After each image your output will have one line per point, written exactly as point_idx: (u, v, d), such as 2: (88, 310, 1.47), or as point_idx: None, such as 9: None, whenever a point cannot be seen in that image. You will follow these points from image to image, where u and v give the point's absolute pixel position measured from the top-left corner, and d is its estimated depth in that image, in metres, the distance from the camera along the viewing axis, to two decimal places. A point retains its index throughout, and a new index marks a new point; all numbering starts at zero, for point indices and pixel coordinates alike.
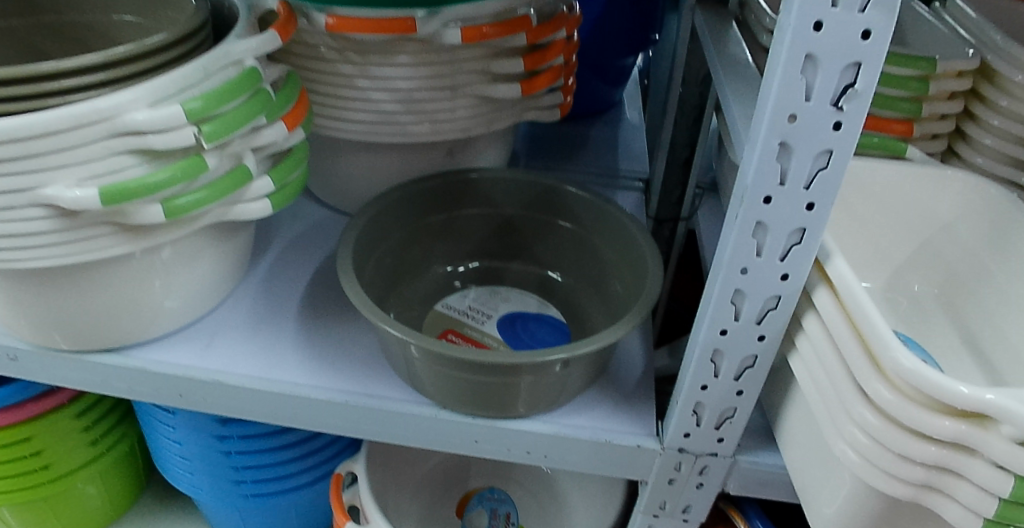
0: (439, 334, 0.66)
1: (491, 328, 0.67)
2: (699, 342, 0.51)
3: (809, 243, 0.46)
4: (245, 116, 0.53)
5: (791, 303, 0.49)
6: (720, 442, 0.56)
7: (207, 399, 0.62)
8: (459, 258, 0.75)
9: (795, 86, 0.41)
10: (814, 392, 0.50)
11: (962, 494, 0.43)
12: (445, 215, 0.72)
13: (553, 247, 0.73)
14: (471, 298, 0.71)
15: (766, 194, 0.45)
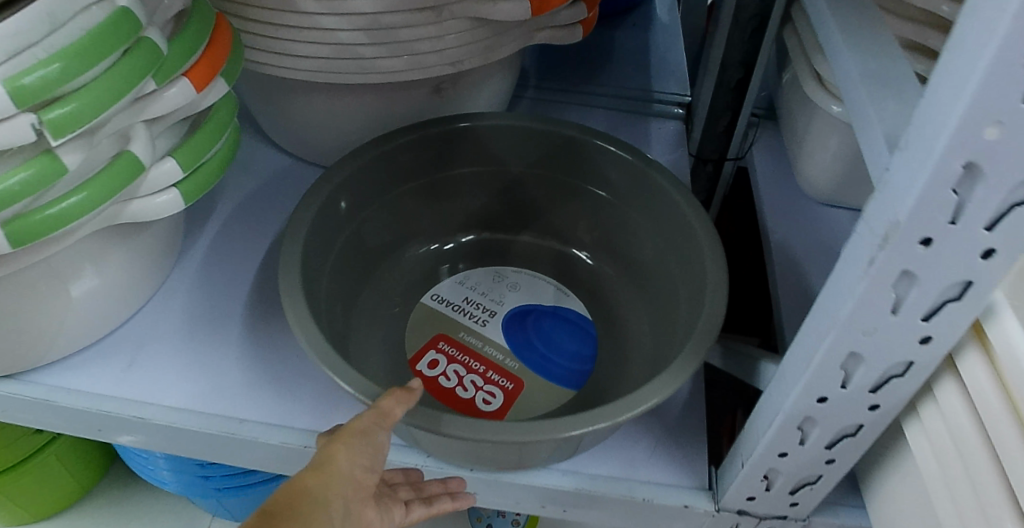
0: (428, 342, 0.55)
1: (494, 331, 0.55)
2: (783, 409, 0.36)
3: (973, 301, 0.30)
4: (120, 87, 0.35)
5: (927, 370, 0.33)
6: (793, 506, 0.43)
7: (133, 434, 0.49)
8: (454, 229, 0.62)
9: (1015, 77, 0.23)
10: (937, 477, 0.37)
11: None
12: (438, 178, 0.58)
13: (572, 217, 0.60)
14: (469, 285, 0.58)
15: (925, 236, 0.28)
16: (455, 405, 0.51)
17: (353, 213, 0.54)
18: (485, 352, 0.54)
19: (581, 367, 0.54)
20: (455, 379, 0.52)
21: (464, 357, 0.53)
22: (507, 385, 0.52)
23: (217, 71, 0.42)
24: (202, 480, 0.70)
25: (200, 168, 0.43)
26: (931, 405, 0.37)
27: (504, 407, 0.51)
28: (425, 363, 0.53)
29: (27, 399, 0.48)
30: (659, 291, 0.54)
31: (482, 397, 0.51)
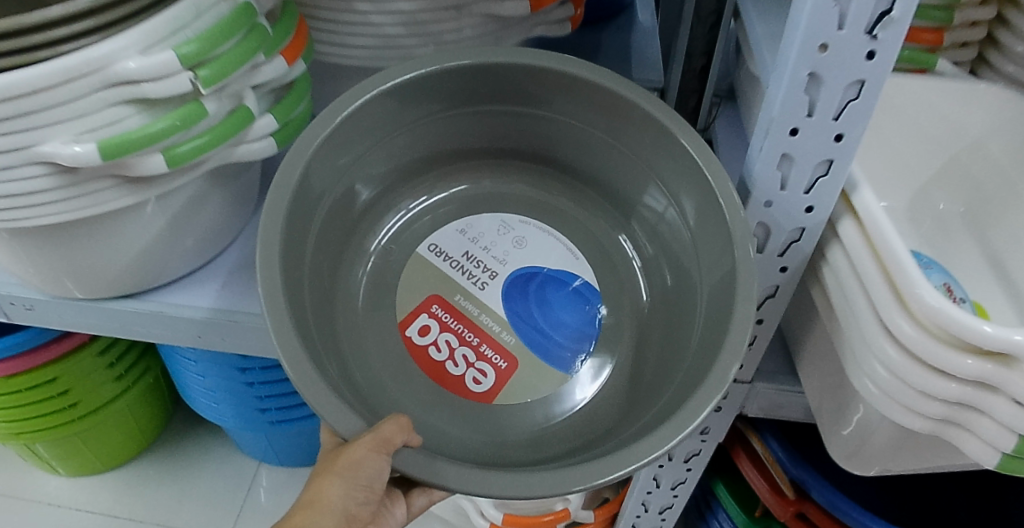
0: (423, 303, 0.58)
1: (493, 294, 0.58)
2: None
3: (836, 174, 0.44)
4: (245, 55, 0.50)
5: (814, 236, 0.48)
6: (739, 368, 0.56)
7: (227, 337, 0.63)
8: (465, 168, 0.64)
9: (829, 13, 0.37)
10: (832, 323, 0.50)
11: (981, 429, 0.43)
12: (450, 117, 0.59)
13: (582, 163, 0.61)
14: (470, 235, 0.61)
15: (793, 126, 0.42)
16: (443, 378, 0.56)
17: (351, 162, 0.56)
18: (480, 321, 0.58)
19: (572, 341, 0.58)
20: (446, 351, 0.57)
21: (457, 326, 0.57)
22: (500, 364, 0.57)
23: (299, 52, 0.56)
24: (260, 413, 0.83)
25: (286, 125, 0.58)
26: (826, 269, 0.50)
27: (494, 386, 0.56)
28: (417, 329, 0.58)
29: (147, 310, 0.61)
30: (684, 271, 0.56)
31: (471, 375, 0.57)
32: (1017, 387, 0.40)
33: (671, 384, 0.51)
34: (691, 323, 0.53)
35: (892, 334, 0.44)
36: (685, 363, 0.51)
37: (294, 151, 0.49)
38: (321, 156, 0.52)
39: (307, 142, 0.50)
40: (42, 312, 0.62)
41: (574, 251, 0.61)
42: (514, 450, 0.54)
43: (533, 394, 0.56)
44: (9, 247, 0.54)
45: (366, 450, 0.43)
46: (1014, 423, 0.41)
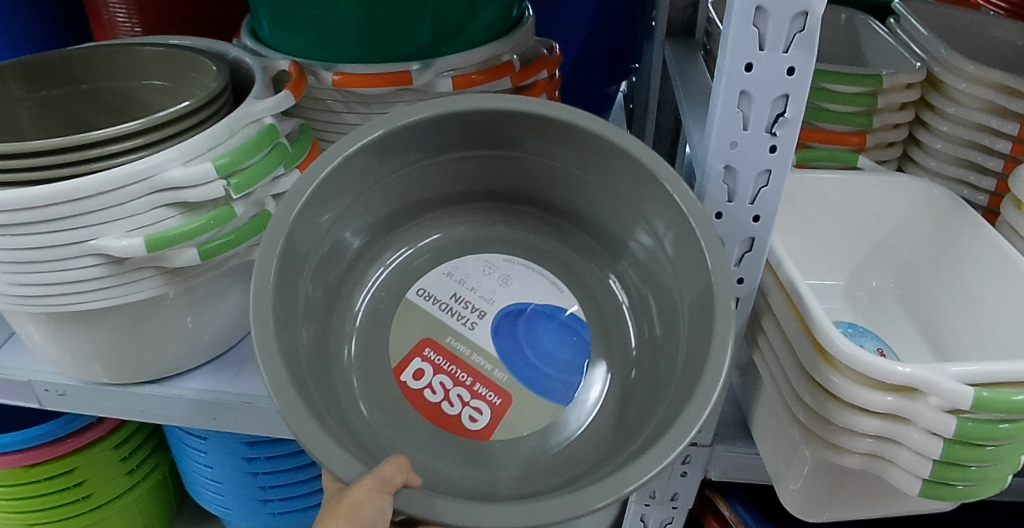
0: (414, 348, 0.59)
1: (482, 335, 0.59)
2: None
3: (758, 250, 0.55)
4: (266, 168, 0.60)
5: (748, 302, 0.57)
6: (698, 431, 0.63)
7: (239, 418, 0.70)
8: (449, 213, 0.64)
9: (735, 118, 0.49)
10: (771, 381, 0.59)
11: (903, 460, 0.51)
12: (434, 164, 0.59)
13: (563, 201, 0.62)
14: (456, 277, 0.62)
15: (718, 210, 0.53)
16: (436, 416, 0.57)
17: (338, 213, 0.56)
18: (472, 360, 0.58)
19: (563, 372, 0.59)
20: (440, 393, 0.58)
21: (450, 368, 0.58)
22: (494, 400, 0.57)
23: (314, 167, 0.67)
24: (262, 505, 0.87)
25: None
26: (762, 336, 0.59)
27: (491, 423, 0.57)
28: (410, 373, 0.58)
29: (168, 394, 0.68)
30: (665, 296, 0.57)
31: (468, 414, 0.57)
32: (923, 417, 0.48)
33: (658, 407, 0.52)
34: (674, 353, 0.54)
35: (813, 380, 0.53)
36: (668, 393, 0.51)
37: (287, 198, 0.50)
38: (314, 213, 0.53)
39: (301, 189, 0.50)
40: (72, 398, 0.69)
41: (558, 291, 0.62)
42: (507, 485, 0.54)
43: (528, 428, 0.57)
44: (55, 334, 0.62)
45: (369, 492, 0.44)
46: (926, 449, 0.49)
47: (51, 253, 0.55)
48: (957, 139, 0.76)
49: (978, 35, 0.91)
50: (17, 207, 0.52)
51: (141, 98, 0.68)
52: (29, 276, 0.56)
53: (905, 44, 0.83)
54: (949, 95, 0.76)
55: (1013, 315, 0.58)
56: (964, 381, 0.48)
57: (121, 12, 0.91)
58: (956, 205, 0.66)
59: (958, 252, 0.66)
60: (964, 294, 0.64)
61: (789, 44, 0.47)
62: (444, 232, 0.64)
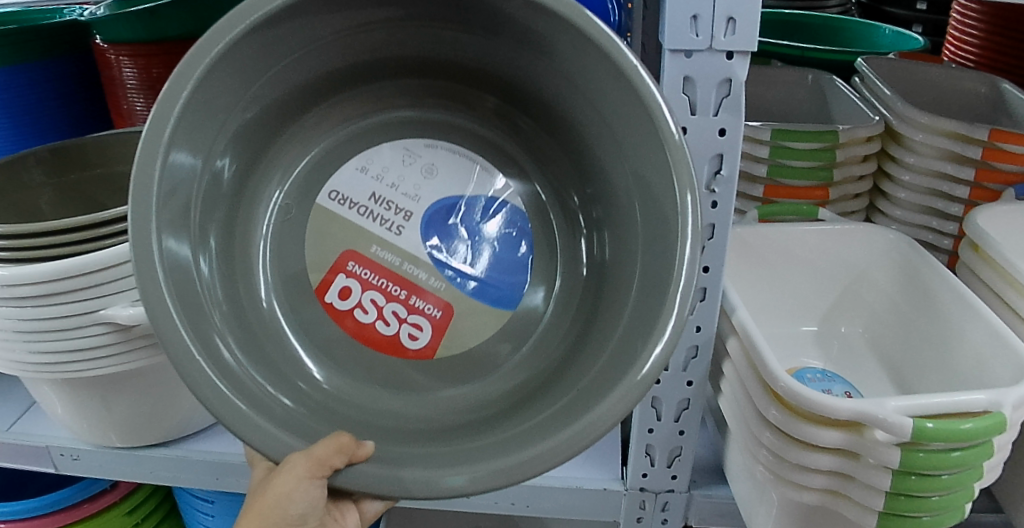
0: (337, 261, 0.52)
1: (412, 238, 0.52)
2: None
3: (710, 298, 0.58)
4: None
5: (707, 349, 0.61)
6: (674, 478, 0.67)
7: (240, 478, 0.73)
8: (358, 94, 0.53)
9: None
10: (735, 424, 0.62)
11: (857, 494, 0.55)
12: (331, 40, 0.48)
13: (526, 83, 0.51)
14: (372, 171, 0.52)
15: None
16: (354, 329, 0.52)
17: (222, 139, 0.46)
18: (403, 270, 0.51)
19: (516, 278, 0.53)
20: (373, 311, 0.52)
21: (380, 282, 0.52)
22: (435, 312, 0.52)
23: None
24: None
25: None
26: (727, 377, 0.63)
27: (433, 338, 0.52)
28: (336, 293, 0.52)
29: (174, 456, 0.72)
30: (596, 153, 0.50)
31: (406, 331, 0.52)
32: (872, 451, 0.51)
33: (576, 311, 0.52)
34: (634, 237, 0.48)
35: (770, 423, 0.56)
36: (625, 319, 0.47)
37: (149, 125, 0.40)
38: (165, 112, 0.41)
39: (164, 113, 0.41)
40: (85, 461, 0.73)
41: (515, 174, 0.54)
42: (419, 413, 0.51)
43: (476, 336, 0.52)
44: (71, 400, 0.67)
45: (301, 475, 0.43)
46: (876, 483, 0.52)
47: (64, 323, 0.60)
48: (916, 188, 0.80)
49: (940, 86, 0.95)
50: (34, 282, 0.58)
51: None
52: (46, 345, 0.61)
53: (869, 102, 0.86)
54: (909, 145, 0.80)
55: (965, 353, 0.62)
56: (907, 414, 0.50)
57: (140, 101, 1.00)
58: (913, 249, 0.71)
59: (916, 295, 0.69)
60: (927, 333, 0.67)
61: (718, 108, 0.51)
62: (365, 110, 0.53)
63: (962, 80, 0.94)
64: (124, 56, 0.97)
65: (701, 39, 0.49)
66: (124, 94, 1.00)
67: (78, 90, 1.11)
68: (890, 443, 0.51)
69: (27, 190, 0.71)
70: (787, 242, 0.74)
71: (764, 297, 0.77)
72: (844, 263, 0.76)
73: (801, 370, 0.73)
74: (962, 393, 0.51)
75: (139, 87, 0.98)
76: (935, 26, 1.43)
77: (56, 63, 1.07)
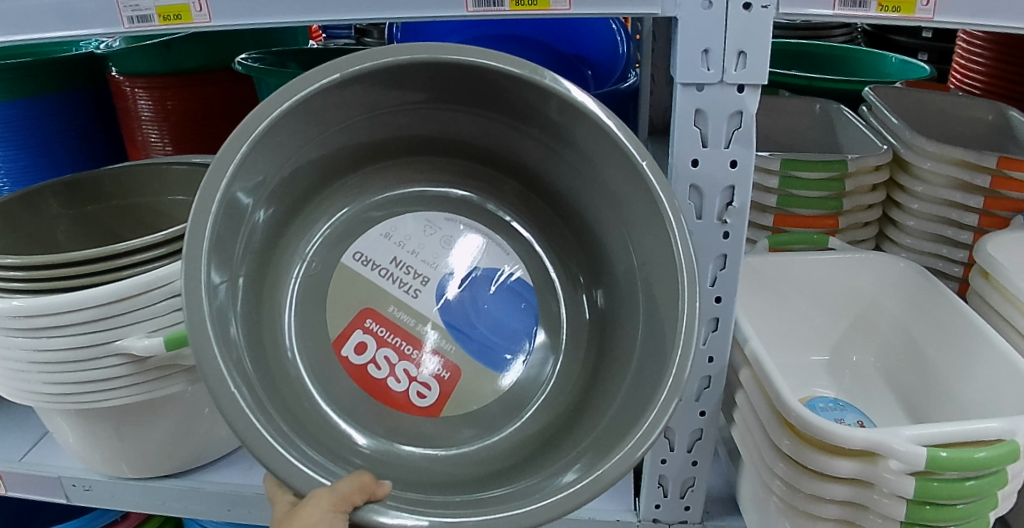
0: (354, 320, 0.55)
1: (426, 301, 0.55)
2: None
3: (722, 328, 0.58)
4: None
5: (720, 380, 0.61)
6: (688, 510, 0.66)
7: (252, 510, 0.72)
8: (384, 168, 0.58)
9: (687, 208, 0.54)
10: (748, 453, 0.62)
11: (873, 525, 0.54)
12: (370, 117, 0.52)
13: (534, 158, 0.56)
14: (394, 238, 0.56)
15: None
16: (365, 383, 0.54)
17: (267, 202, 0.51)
18: (416, 331, 0.54)
19: (515, 347, 0.56)
20: (386, 368, 0.54)
21: (395, 341, 0.54)
22: (442, 374, 0.54)
23: None
24: None
25: None
26: (739, 406, 0.63)
27: (439, 401, 0.54)
28: (351, 347, 0.54)
29: (186, 486, 0.72)
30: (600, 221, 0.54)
31: (415, 390, 0.54)
32: (886, 481, 0.51)
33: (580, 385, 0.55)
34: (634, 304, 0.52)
35: (783, 453, 0.56)
36: (628, 380, 0.50)
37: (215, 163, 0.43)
38: (235, 149, 0.43)
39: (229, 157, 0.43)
40: (97, 492, 0.73)
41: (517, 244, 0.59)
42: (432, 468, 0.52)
43: (478, 402, 0.55)
44: (84, 430, 0.67)
45: (325, 511, 0.41)
46: (892, 513, 0.52)
47: (80, 354, 0.61)
48: (925, 215, 0.80)
49: (947, 114, 0.96)
50: (51, 313, 0.58)
51: (166, 211, 0.76)
52: (62, 376, 0.62)
53: (877, 131, 0.87)
54: (917, 173, 0.80)
55: (978, 382, 0.62)
56: (920, 443, 0.50)
57: (154, 133, 1.01)
58: (924, 276, 0.71)
59: (928, 323, 0.69)
60: (938, 361, 0.67)
61: (729, 140, 0.52)
62: (390, 189, 0.58)
63: (969, 108, 0.94)
64: (140, 88, 0.98)
65: (712, 73, 0.49)
66: (140, 125, 1.02)
67: (94, 121, 1.13)
68: (905, 473, 0.51)
69: (44, 222, 0.72)
70: (797, 271, 0.74)
71: (775, 325, 0.77)
72: (854, 291, 0.76)
73: (814, 400, 0.73)
74: (976, 422, 0.51)
75: (154, 118, 1.00)
76: (940, 54, 1.44)
77: (73, 95, 1.09)
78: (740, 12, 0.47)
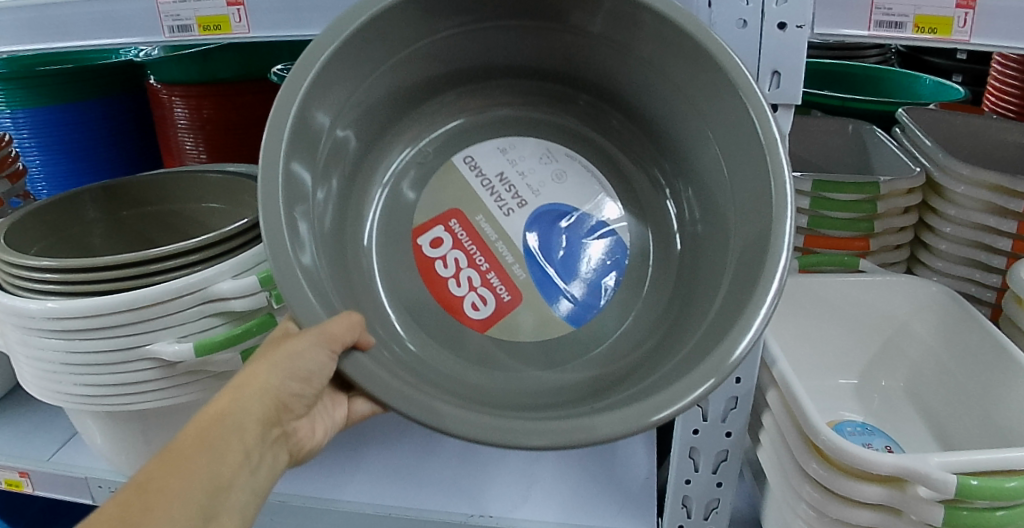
0: (441, 217, 0.55)
1: (515, 224, 0.54)
2: (677, 443, 0.62)
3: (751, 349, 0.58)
4: None
5: (747, 401, 0.60)
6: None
7: (275, 517, 0.72)
8: (488, 85, 0.57)
9: None
10: (774, 476, 0.61)
11: None
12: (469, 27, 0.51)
13: (636, 104, 0.55)
14: (510, 156, 0.56)
15: None
16: (445, 297, 0.55)
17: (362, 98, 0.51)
18: (494, 247, 0.54)
19: (593, 303, 0.54)
20: (452, 268, 0.55)
21: (470, 246, 0.55)
22: (503, 297, 0.54)
23: None
24: None
25: None
26: (768, 421, 0.62)
27: (492, 315, 0.54)
28: (428, 239, 0.55)
29: None
30: (716, 250, 0.50)
31: (471, 299, 0.54)
32: (914, 507, 0.50)
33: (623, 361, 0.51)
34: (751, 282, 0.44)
35: (809, 477, 0.55)
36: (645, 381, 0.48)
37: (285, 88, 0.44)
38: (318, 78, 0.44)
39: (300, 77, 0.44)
40: None
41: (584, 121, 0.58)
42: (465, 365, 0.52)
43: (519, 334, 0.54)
44: (112, 433, 0.69)
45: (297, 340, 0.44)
46: None
47: (112, 356, 0.62)
48: (958, 240, 0.79)
49: (981, 137, 0.94)
50: (84, 315, 0.60)
51: (201, 217, 0.77)
52: (93, 378, 0.63)
53: (910, 154, 0.86)
54: (949, 196, 0.79)
55: (1011, 410, 0.60)
56: (950, 469, 0.49)
57: (190, 140, 1.04)
58: (957, 300, 0.69)
59: (960, 346, 0.68)
60: (969, 386, 0.66)
61: None
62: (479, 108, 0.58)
63: (1003, 131, 0.93)
64: (177, 96, 1.01)
65: None
66: (176, 133, 1.04)
67: (133, 128, 1.16)
68: (935, 502, 0.49)
69: (80, 225, 0.74)
70: (824, 292, 0.74)
71: (801, 348, 0.77)
72: (885, 314, 0.75)
73: (841, 423, 0.72)
74: (1009, 450, 0.49)
75: (190, 126, 1.02)
76: (975, 75, 1.42)
77: (114, 102, 1.12)
78: (775, 31, 0.47)
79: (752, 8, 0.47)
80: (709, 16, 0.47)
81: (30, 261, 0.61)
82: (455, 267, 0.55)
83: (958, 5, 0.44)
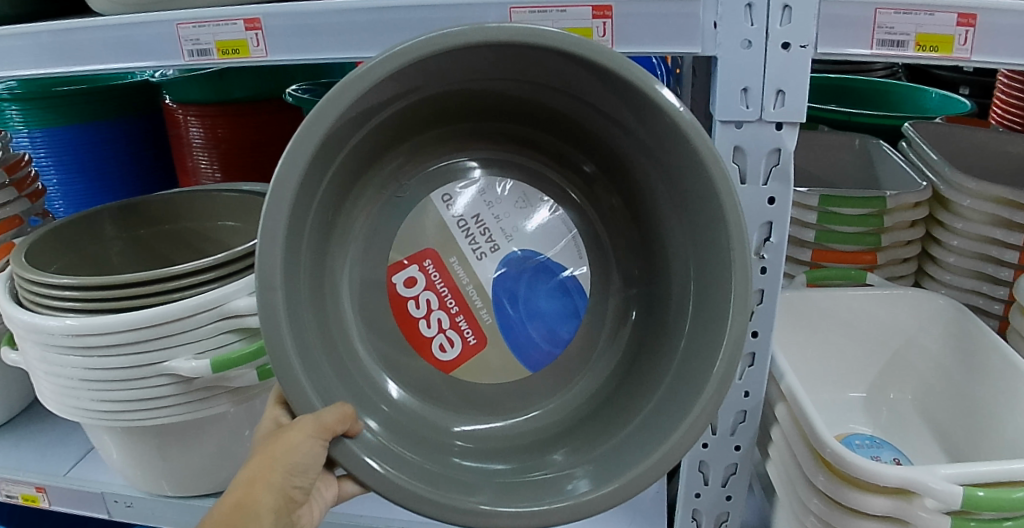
0: (415, 255, 0.54)
1: (487, 269, 0.54)
2: (686, 457, 0.63)
3: (759, 363, 0.58)
4: None
5: (756, 414, 0.61)
6: None
7: None
8: (477, 128, 0.56)
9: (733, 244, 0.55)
10: (783, 488, 0.62)
11: None
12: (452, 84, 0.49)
13: (619, 158, 0.54)
14: (487, 198, 0.55)
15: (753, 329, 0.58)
16: (414, 336, 0.54)
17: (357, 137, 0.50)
18: (465, 292, 0.54)
19: (556, 350, 0.55)
20: (424, 309, 0.54)
21: (442, 289, 0.54)
22: (469, 341, 0.54)
23: None
24: None
25: None
26: (776, 433, 0.63)
27: (458, 358, 0.55)
28: (402, 278, 0.54)
29: None
30: (681, 302, 0.50)
31: (439, 341, 0.55)
32: (920, 519, 0.50)
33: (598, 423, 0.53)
34: (710, 356, 0.45)
35: (817, 489, 0.56)
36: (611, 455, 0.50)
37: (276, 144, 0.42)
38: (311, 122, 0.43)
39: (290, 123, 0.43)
40: (138, 508, 0.77)
41: (564, 167, 0.57)
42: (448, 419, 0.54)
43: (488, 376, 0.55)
44: (130, 449, 0.70)
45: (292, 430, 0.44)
46: None
47: (130, 373, 0.63)
48: (966, 253, 0.79)
49: (988, 151, 0.95)
50: (103, 332, 0.61)
51: (216, 236, 0.79)
52: (111, 394, 0.64)
53: (917, 168, 0.86)
54: (955, 210, 0.79)
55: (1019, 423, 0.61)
56: (956, 481, 0.49)
57: (205, 158, 1.05)
58: (965, 314, 0.70)
59: (967, 360, 0.68)
60: (977, 399, 0.66)
61: (768, 178, 0.53)
62: (465, 148, 0.56)
63: (1010, 144, 0.93)
64: (192, 116, 1.03)
65: (750, 111, 0.50)
66: (191, 151, 1.06)
67: (149, 147, 1.18)
68: (942, 514, 0.50)
69: (100, 244, 0.76)
70: (832, 306, 0.75)
71: (810, 361, 0.77)
72: (893, 328, 0.75)
73: (850, 436, 0.73)
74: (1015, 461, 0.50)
75: (205, 145, 1.04)
76: (982, 87, 1.44)
77: (130, 122, 1.14)
78: (778, 52, 0.48)
79: (756, 29, 0.48)
80: (715, 36, 0.48)
81: (51, 278, 0.62)
82: (424, 308, 0.54)
83: (959, 23, 0.45)
